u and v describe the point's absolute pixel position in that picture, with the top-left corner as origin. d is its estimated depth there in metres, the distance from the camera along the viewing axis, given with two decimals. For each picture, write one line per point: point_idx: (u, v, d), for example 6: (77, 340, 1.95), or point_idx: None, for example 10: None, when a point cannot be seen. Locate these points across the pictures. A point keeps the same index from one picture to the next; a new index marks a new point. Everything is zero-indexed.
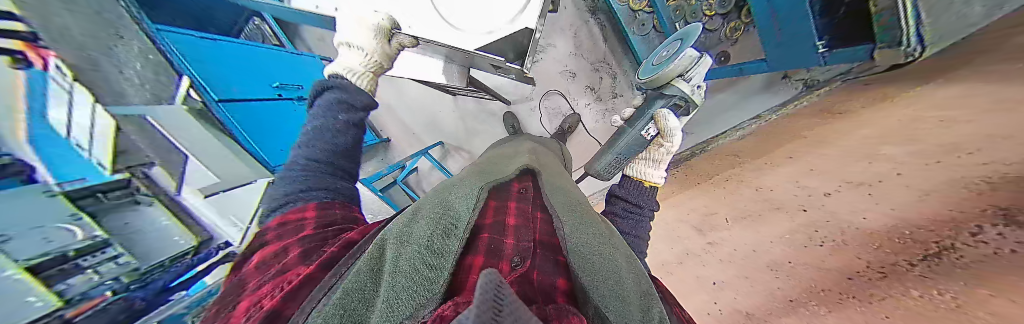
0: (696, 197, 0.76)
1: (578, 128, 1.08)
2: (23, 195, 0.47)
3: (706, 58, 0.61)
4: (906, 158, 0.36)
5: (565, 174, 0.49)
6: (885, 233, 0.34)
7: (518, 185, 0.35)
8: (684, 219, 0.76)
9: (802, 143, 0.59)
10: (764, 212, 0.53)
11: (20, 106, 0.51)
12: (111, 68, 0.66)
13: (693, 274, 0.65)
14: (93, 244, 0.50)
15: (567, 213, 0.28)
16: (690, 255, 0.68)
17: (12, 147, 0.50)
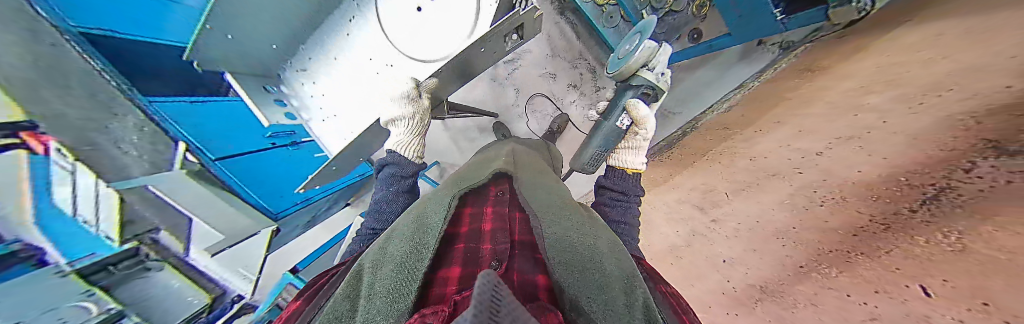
0: (693, 176, 0.76)
1: (568, 126, 1.10)
2: (33, 279, 0.39)
3: (666, 46, 0.63)
4: (889, 105, 0.35)
5: (547, 171, 0.49)
6: (881, 184, 0.33)
7: (496, 189, 0.39)
8: (685, 200, 0.76)
9: (787, 106, 0.59)
10: (761, 180, 0.53)
11: (26, 201, 0.41)
12: (109, 147, 0.50)
13: (704, 254, 0.66)
14: (109, 317, 0.43)
15: (544, 211, 0.29)
16: (697, 236, 0.69)
17: (20, 233, 0.40)
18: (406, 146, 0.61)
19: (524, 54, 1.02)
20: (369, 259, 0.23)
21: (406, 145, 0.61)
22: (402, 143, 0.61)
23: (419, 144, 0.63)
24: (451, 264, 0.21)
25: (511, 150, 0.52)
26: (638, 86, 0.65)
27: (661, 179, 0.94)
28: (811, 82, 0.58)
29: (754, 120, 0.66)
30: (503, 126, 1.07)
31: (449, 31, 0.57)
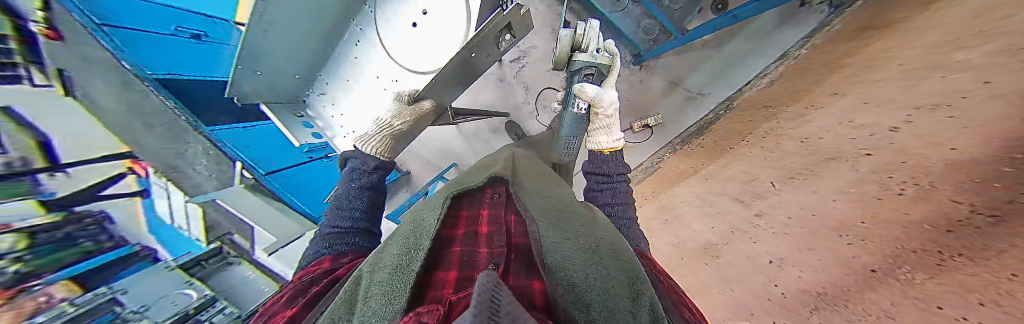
0: (732, 164, 0.68)
1: None
2: (151, 273, 0.63)
3: (591, 20, 0.57)
4: (981, 61, 0.27)
5: (548, 173, 0.49)
6: (974, 164, 0.25)
7: (491, 191, 0.39)
8: (722, 192, 0.68)
9: (846, 73, 0.50)
10: (816, 165, 0.45)
11: (142, 218, 0.66)
12: (186, 168, 0.70)
13: (742, 254, 0.57)
14: (204, 301, 0.63)
15: (543, 215, 0.29)
16: (737, 233, 0.60)
17: (141, 237, 0.65)
18: (372, 143, 0.51)
19: (531, 50, 1.00)
20: (359, 267, 0.22)
21: (376, 144, 0.51)
22: (370, 140, 0.52)
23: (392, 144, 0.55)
24: (447, 266, 0.22)
25: (510, 154, 0.51)
26: (584, 68, 0.60)
27: (689, 169, 0.86)
28: (875, 42, 0.49)
29: (807, 92, 0.57)
30: (516, 125, 1.06)
31: (441, 39, 0.66)
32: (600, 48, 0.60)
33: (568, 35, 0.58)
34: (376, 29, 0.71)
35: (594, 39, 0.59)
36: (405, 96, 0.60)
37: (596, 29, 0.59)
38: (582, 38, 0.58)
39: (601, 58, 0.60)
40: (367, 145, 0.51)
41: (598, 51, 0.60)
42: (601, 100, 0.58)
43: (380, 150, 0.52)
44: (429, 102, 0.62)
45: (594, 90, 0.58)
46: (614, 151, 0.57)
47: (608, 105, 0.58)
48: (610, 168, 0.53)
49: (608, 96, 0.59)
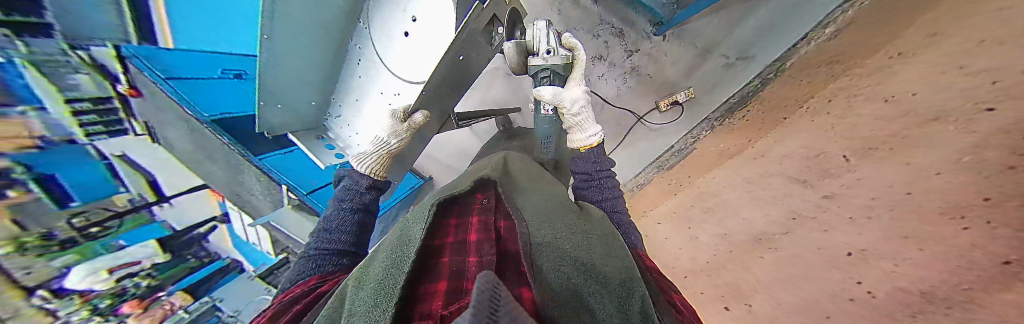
0: (792, 136, 0.62)
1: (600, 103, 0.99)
2: (235, 284, 0.80)
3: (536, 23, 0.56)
4: None
5: (540, 177, 0.50)
6: None
7: (482, 196, 0.35)
8: (782, 171, 0.61)
9: (945, 11, 0.47)
10: (916, 128, 0.44)
11: (228, 244, 0.80)
12: (247, 193, 0.78)
13: (809, 244, 0.56)
14: None
15: (537, 223, 0.30)
16: (800, 218, 0.57)
17: (231, 253, 0.80)
18: (369, 163, 0.56)
19: None
20: (345, 285, 0.23)
21: (371, 164, 0.56)
22: (367, 160, 0.56)
23: (384, 162, 0.58)
24: (438, 272, 0.19)
25: (502, 157, 0.53)
26: (538, 73, 0.59)
27: (723, 154, 0.76)
28: None
29: (880, 45, 0.56)
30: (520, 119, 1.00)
31: (431, 45, 0.63)
32: (552, 46, 0.57)
33: (517, 44, 0.56)
34: (375, 48, 0.66)
35: (546, 39, 0.56)
36: (399, 112, 0.56)
37: (545, 31, 0.56)
38: (531, 45, 0.57)
39: (557, 57, 0.57)
40: (364, 165, 0.55)
41: (553, 50, 0.57)
42: (560, 101, 0.57)
43: (374, 170, 0.56)
44: (423, 113, 0.57)
45: (550, 91, 0.56)
46: (586, 149, 0.56)
47: (571, 103, 0.56)
48: (584, 167, 0.54)
49: (568, 95, 0.57)
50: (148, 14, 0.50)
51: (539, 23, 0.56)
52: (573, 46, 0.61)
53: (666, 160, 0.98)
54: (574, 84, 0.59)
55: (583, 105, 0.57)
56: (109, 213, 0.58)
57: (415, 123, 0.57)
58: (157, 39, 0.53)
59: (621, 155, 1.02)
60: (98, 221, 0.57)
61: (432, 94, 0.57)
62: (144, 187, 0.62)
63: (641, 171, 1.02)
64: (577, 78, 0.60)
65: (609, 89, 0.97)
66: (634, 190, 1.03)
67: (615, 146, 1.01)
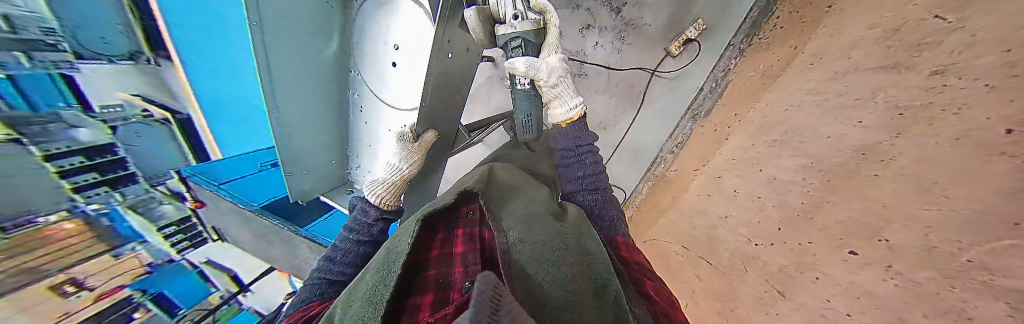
0: (822, 29, 0.51)
1: (603, 72, 0.94)
2: None
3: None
4: None
5: (517, 172, 0.50)
6: None
7: (467, 208, 0.38)
8: (803, 90, 0.48)
9: None
10: (899, 29, 0.33)
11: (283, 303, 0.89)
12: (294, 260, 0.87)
13: (765, 204, 0.50)
14: None
15: (515, 222, 0.32)
16: (761, 162, 0.53)
17: None
18: (382, 190, 0.55)
19: None
20: (333, 304, 0.26)
21: (383, 191, 0.55)
22: (381, 187, 0.55)
23: (397, 188, 0.57)
24: (422, 290, 0.24)
25: (487, 168, 0.50)
26: (509, 46, 0.56)
27: (763, 77, 0.64)
28: None
29: None
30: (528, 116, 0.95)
31: (417, 65, 0.64)
32: (521, 11, 0.53)
33: (478, 12, 0.50)
34: (370, 91, 0.67)
35: (512, 5, 0.52)
36: (407, 132, 0.58)
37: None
38: (495, 12, 0.52)
39: (528, 21, 0.53)
40: (376, 193, 0.54)
41: (521, 15, 0.53)
42: (536, 72, 0.54)
43: (386, 197, 0.55)
44: (432, 132, 0.62)
45: (525, 61, 0.53)
46: (569, 123, 0.55)
47: (546, 74, 0.55)
48: (563, 142, 0.53)
49: (543, 65, 0.54)
50: (194, 131, 0.58)
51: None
52: (541, 8, 0.56)
53: (696, 108, 0.91)
54: (547, 53, 0.56)
55: (559, 74, 0.56)
56: (205, 310, 0.69)
57: (427, 141, 0.61)
58: (209, 154, 0.61)
59: (649, 117, 0.97)
60: (199, 319, 0.67)
61: (431, 104, 0.59)
62: (228, 282, 0.74)
63: (671, 128, 0.97)
64: (550, 46, 0.57)
65: (613, 58, 0.92)
66: (665, 148, 0.99)
67: (641, 108, 0.97)
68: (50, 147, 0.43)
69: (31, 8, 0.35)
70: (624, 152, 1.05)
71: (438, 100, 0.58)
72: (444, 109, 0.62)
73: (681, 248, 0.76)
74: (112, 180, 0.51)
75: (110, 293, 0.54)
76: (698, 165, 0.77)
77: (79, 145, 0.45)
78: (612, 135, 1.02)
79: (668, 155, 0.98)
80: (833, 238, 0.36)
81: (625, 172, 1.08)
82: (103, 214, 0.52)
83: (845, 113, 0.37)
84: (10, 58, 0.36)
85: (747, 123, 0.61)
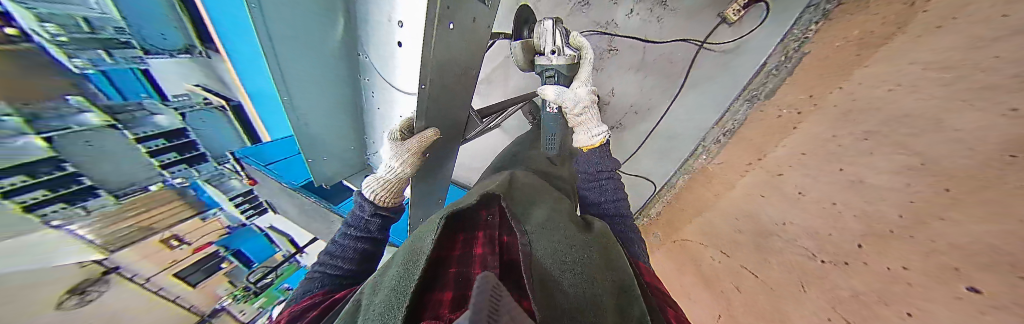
0: None
1: (639, 47, 0.84)
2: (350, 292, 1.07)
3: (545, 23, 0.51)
4: None
5: (536, 179, 0.46)
6: None
7: (485, 211, 0.36)
8: (916, 69, 0.36)
9: None
10: None
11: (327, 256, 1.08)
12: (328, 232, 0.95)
13: (843, 214, 0.41)
14: None
15: (537, 225, 0.30)
16: (846, 161, 0.42)
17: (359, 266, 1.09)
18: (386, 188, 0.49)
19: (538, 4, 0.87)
20: (357, 298, 0.26)
21: (388, 191, 0.49)
22: (385, 185, 0.49)
23: (399, 183, 0.51)
24: (443, 290, 0.23)
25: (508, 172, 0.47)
26: (542, 74, 0.55)
27: (858, 47, 0.49)
28: None
29: None
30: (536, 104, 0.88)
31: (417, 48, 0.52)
32: (560, 46, 0.51)
33: (522, 45, 0.53)
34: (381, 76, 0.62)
35: (552, 38, 0.51)
36: (395, 132, 0.51)
37: (552, 29, 0.51)
38: (536, 43, 0.52)
39: (563, 57, 0.51)
40: (379, 192, 0.48)
41: (559, 50, 0.52)
42: (563, 101, 0.52)
43: (388, 199, 0.49)
44: (433, 130, 0.52)
45: (554, 89, 0.52)
46: (590, 149, 0.52)
47: (574, 103, 0.52)
48: (584, 166, 0.50)
49: (572, 94, 0.52)
50: (245, 118, 0.64)
51: (546, 22, 0.50)
52: (579, 46, 0.55)
53: (756, 89, 0.75)
54: (578, 84, 0.54)
55: (586, 106, 0.53)
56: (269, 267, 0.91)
57: (423, 138, 0.50)
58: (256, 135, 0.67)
59: (691, 100, 0.84)
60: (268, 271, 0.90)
61: (435, 92, 0.46)
62: (287, 245, 0.95)
63: (717, 116, 0.82)
64: (582, 78, 0.55)
65: (654, 30, 0.81)
66: (706, 137, 0.85)
67: (683, 87, 0.84)
68: (138, 131, 0.48)
69: (103, 10, 0.37)
70: (658, 142, 0.94)
71: (441, 82, 0.45)
72: (447, 91, 0.48)
73: (721, 253, 0.70)
74: (187, 159, 0.58)
75: (197, 250, 0.70)
76: (752, 159, 0.66)
77: (158, 131, 0.50)
78: (645, 121, 0.92)
79: (711, 147, 0.85)
80: (944, 267, 0.28)
81: (657, 163, 0.97)
82: (187, 186, 0.61)
83: (992, 99, 0.27)
84: (97, 56, 0.40)
85: (828, 109, 0.49)
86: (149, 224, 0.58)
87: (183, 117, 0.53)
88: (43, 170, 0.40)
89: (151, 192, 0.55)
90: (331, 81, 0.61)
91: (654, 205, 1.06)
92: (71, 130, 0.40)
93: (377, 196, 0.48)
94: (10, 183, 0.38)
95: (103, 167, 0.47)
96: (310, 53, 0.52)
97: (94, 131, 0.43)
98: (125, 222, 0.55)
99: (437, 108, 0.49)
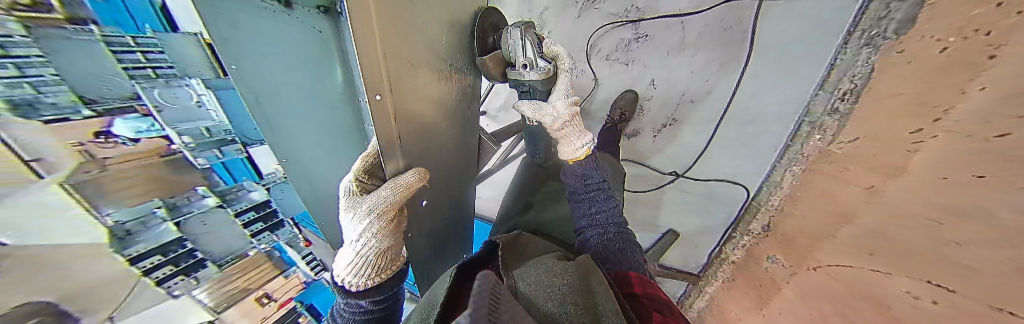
0: None
1: (679, 35, 0.88)
2: None
3: (515, 32, 0.41)
4: None
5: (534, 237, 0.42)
6: None
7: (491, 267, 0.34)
8: None
9: None
10: None
11: None
12: None
13: None
14: None
15: (525, 272, 0.29)
16: None
17: None
18: (364, 269, 0.32)
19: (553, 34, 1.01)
20: None
21: (370, 271, 0.33)
22: (363, 266, 0.32)
23: (381, 258, 0.33)
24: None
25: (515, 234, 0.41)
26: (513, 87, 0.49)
27: None
28: None
29: None
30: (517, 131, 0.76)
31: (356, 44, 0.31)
32: (533, 59, 0.42)
33: (492, 56, 0.41)
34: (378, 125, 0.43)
35: (521, 49, 0.42)
36: (354, 184, 0.35)
37: (521, 38, 0.41)
38: (506, 56, 0.43)
39: (538, 72, 0.43)
40: (357, 276, 0.32)
41: (532, 63, 0.43)
42: (541, 117, 0.45)
43: (374, 278, 0.33)
44: (417, 171, 0.36)
45: (531, 105, 0.44)
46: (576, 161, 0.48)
47: (553, 119, 0.45)
48: (572, 181, 0.48)
49: (549, 109, 0.44)
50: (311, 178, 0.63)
51: (513, 32, 0.40)
52: (553, 54, 0.47)
53: (875, 27, 0.58)
54: (556, 97, 0.46)
55: (569, 120, 0.46)
56: None
57: (399, 185, 0.33)
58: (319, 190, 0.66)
59: (765, 63, 0.77)
60: None
61: (399, 100, 0.30)
62: None
63: (821, 69, 0.68)
64: (561, 90, 0.47)
65: (684, 6, 0.86)
66: (813, 101, 0.69)
67: (751, 49, 0.79)
68: (236, 207, 0.50)
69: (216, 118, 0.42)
70: (735, 126, 0.84)
71: (399, 89, 0.29)
72: (409, 101, 0.31)
73: (925, 286, 0.35)
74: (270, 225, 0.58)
75: (284, 305, 0.64)
76: (918, 122, 0.39)
77: (250, 204, 0.53)
78: (710, 104, 0.87)
79: (830, 120, 0.63)
80: None
81: (745, 157, 0.84)
82: (272, 249, 0.60)
83: None
84: (212, 153, 0.44)
85: (1015, 18, 0.30)
86: (248, 283, 0.56)
87: (268, 190, 0.55)
88: (174, 244, 0.43)
89: (248, 257, 0.55)
90: (342, 143, 0.49)
91: (765, 219, 0.79)
92: (194, 212, 0.45)
93: (353, 281, 0.32)
94: (149, 263, 0.41)
95: (213, 237, 0.49)
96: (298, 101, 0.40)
97: (206, 213, 0.46)
98: (232, 285, 0.53)
99: (406, 139, 0.33)
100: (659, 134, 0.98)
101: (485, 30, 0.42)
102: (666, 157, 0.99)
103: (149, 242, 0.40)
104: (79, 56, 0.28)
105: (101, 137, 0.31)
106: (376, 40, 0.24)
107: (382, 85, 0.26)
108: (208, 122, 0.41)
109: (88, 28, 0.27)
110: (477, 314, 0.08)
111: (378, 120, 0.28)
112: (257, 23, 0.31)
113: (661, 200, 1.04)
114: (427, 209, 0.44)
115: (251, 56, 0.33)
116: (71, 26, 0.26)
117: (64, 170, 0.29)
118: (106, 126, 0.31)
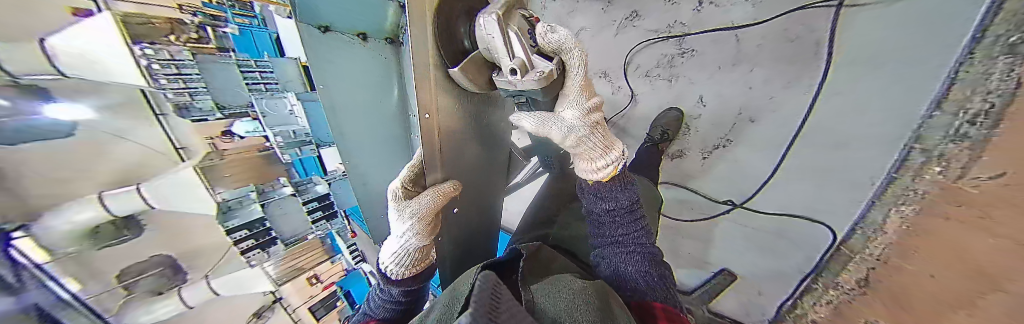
0: None
1: (733, 47, 0.80)
2: None
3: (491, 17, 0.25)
4: None
5: (548, 249, 0.40)
6: None
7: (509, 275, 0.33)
8: None
9: None
10: None
11: None
12: None
13: None
14: None
15: (543, 289, 0.28)
16: None
17: None
18: (404, 260, 0.34)
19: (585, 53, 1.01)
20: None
21: (409, 263, 0.35)
22: (405, 257, 0.34)
23: (419, 254, 0.36)
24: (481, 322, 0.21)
25: (540, 245, 0.40)
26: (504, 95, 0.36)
27: None
28: None
29: None
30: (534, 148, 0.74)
31: None
32: (525, 60, 0.27)
33: (468, 65, 0.28)
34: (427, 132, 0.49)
35: (506, 48, 0.27)
36: (399, 190, 0.36)
37: (505, 31, 0.26)
38: (488, 57, 0.29)
39: (537, 78, 0.27)
40: (399, 266, 0.34)
41: (526, 66, 0.28)
42: (548, 134, 0.34)
43: (411, 269, 0.35)
44: (452, 182, 0.38)
45: (533, 121, 0.34)
46: (598, 181, 0.39)
47: (564, 135, 0.34)
48: (592, 203, 0.41)
49: (557, 122, 0.34)
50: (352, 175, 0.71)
51: (487, 23, 0.25)
52: (553, 48, 0.32)
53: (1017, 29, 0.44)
54: (565, 107, 0.35)
55: (585, 137, 0.35)
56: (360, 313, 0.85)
57: (437, 192, 0.35)
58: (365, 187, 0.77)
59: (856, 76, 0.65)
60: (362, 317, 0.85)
61: (442, 117, 0.32)
62: None
63: (934, 93, 0.56)
64: (571, 96, 0.34)
65: (738, 18, 0.78)
66: (927, 123, 0.57)
67: (829, 61, 0.67)
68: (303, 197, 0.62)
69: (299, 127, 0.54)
70: (815, 149, 0.72)
71: (445, 109, 0.32)
72: (455, 114, 0.34)
73: None
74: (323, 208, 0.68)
75: (327, 287, 0.72)
76: None
77: (313, 195, 0.65)
78: (777, 124, 0.76)
79: None
80: None
81: (827, 194, 0.72)
82: (325, 236, 0.70)
83: None
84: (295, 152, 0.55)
85: None
86: (303, 264, 0.65)
87: (329, 184, 0.68)
88: (258, 222, 0.55)
89: (306, 240, 0.66)
90: (396, 148, 0.56)
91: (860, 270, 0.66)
92: (274, 197, 0.58)
93: (395, 269, 0.34)
94: (232, 224, 0.51)
95: (284, 219, 0.60)
96: (364, 111, 0.47)
97: (282, 199, 0.59)
98: (291, 263, 0.63)
99: (444, 153, 0.36)
100: (709, 156, 0.87)
101: (455, 17, 0.28)
102: (718, 183, 0.88)
103: (240, 218, 0.52)
104: (222, 73, 0.45)
105: (225, 134, 0.46)
106: (432, 67, 0.28)
107: (430, 106, 0.29)
108: (294, 127, 0.55)
109: (226, 54, 0.45)
110: (480, 313, 0.06)
111: (423, 134, 0.30)
112: (342, 54, 0.40)
113: (713, 232, 0.91)
114: (459, 215, 0.45)
115: (330, 78, 0.40)
116: (214, 51, 0.43)
117: (196, 155, 0.43)
118: (228, 127, 0.47)
